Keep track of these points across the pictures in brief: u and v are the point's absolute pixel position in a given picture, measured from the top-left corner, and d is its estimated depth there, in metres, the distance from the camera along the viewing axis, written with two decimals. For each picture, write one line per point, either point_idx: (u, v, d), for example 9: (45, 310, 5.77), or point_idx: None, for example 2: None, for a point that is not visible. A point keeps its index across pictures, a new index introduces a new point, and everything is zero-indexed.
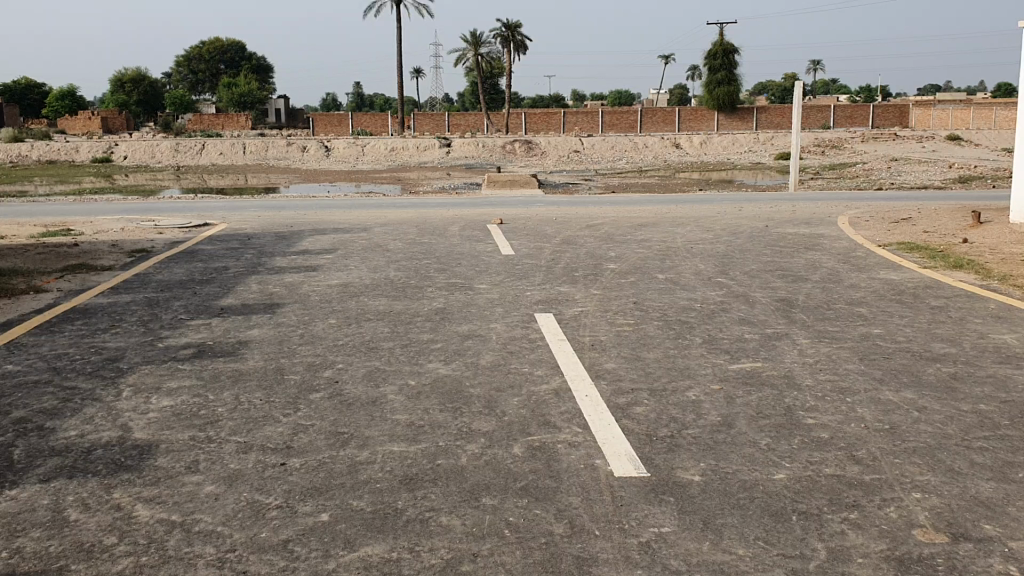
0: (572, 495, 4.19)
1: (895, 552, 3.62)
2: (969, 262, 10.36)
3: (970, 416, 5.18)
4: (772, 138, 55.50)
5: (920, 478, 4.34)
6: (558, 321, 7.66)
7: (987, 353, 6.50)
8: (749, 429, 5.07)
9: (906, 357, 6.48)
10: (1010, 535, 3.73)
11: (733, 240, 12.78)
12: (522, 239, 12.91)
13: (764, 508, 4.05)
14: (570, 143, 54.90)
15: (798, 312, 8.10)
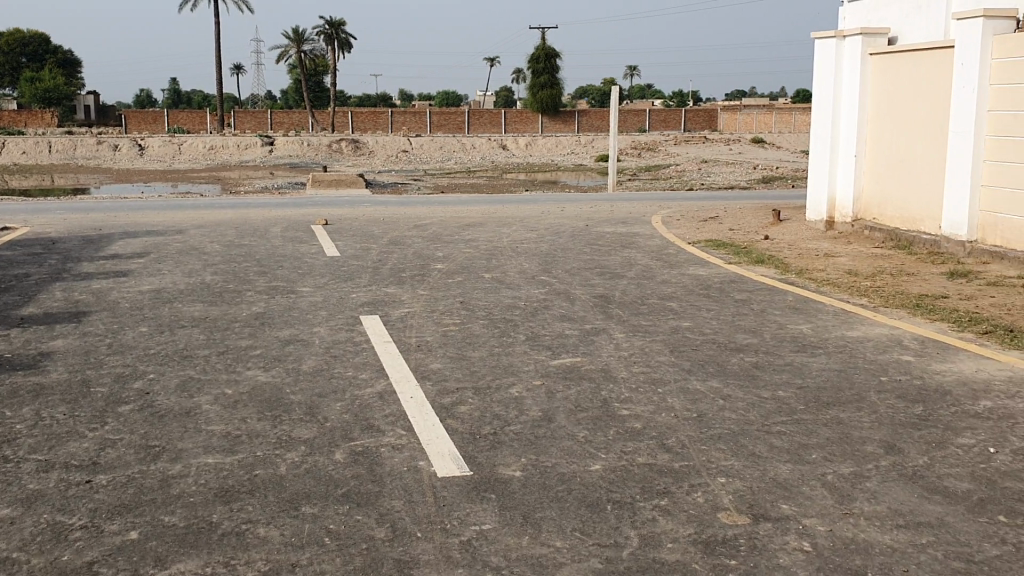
0: (394, 499, 4.18)
1: (702, 535, 3.81)
2: (770, 257, 11.03)
3: (769, 402, 5.52)
4: (594, 140, 57.21)
5: (725, 463, 4.59)
6: (383, 323, 7.61)
7: (785, 343, 6.96)
8: (568, 423, 5.21)
9: (712, 348, 6.83)
10: (804, 514, 4.00)
11: (556, 239, 13.10)
12: (347, 240, 12.77)
13: (581, 500, 4.17)
14: (398, 144, 54.69)
15: (615, 308, 8.39)
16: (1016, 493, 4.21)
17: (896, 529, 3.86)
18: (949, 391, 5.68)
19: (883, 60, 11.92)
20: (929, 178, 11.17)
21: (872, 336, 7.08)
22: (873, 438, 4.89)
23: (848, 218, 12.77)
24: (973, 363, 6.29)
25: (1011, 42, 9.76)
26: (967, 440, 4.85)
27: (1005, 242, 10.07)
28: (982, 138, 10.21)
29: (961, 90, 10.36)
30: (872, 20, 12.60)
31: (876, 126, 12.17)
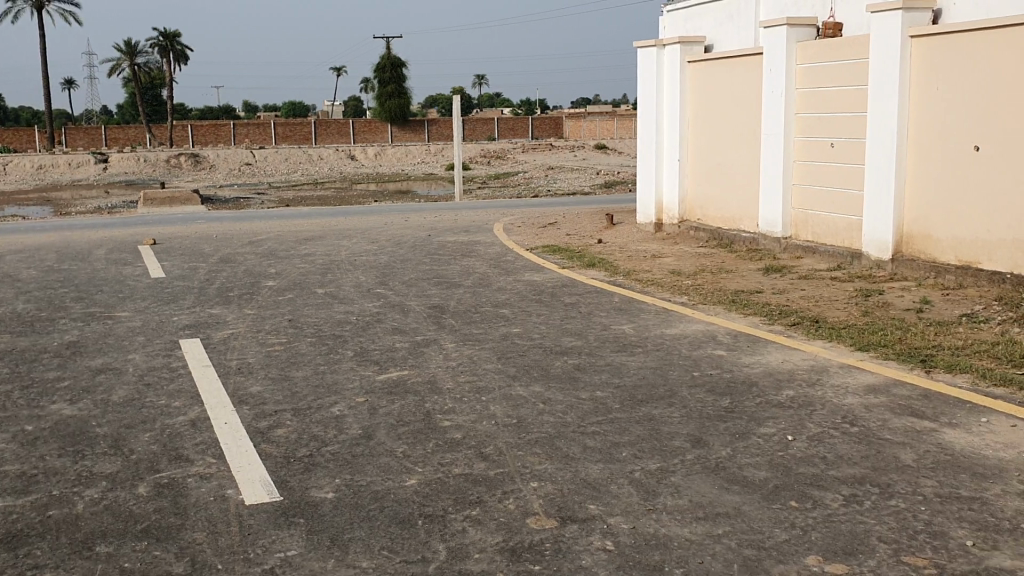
0: (196, 531, 4.02)
1: (509, 543, 3.84)
2: (601, 261, 11.28)
3: (587, 403, 5.64)
4: (442, 149, 57.35)
5: (539, 467, 4.65)
6: (204, 346, 7.36)
7: (608, 344, 7.12)
8: (387, 438, 5.15)
9: (538, 353, 6.93)
10: (609, 513, 4.10)
11: (395, 250, 13.01)
12: (175, 259, 12.29)
13: (392, 517, 4.13)
14: (241, 157, 53.18)
15: (447, 317, 8.41)
16: (807, 478, 4.43)
17: (695, 521, 4.00)
18: (755, 382, 5.96)
19: (700, 67, 12.44)
20: (745, 179, 11.71)
21: (690, 333, 7.34)
22: (681, 433, 5.06)
23: (675, 220, 13.23)
24: (780, 354, 6.62)
25: (813, 48, 10.38)
26: (768, 429, 5.08)
27: (816, 237, 10.64)
28: (791, 140, 10.80)
29: (771, 94, 10.92)
30: (688, 28, 13.13)
31: (698, 130, 12.67)
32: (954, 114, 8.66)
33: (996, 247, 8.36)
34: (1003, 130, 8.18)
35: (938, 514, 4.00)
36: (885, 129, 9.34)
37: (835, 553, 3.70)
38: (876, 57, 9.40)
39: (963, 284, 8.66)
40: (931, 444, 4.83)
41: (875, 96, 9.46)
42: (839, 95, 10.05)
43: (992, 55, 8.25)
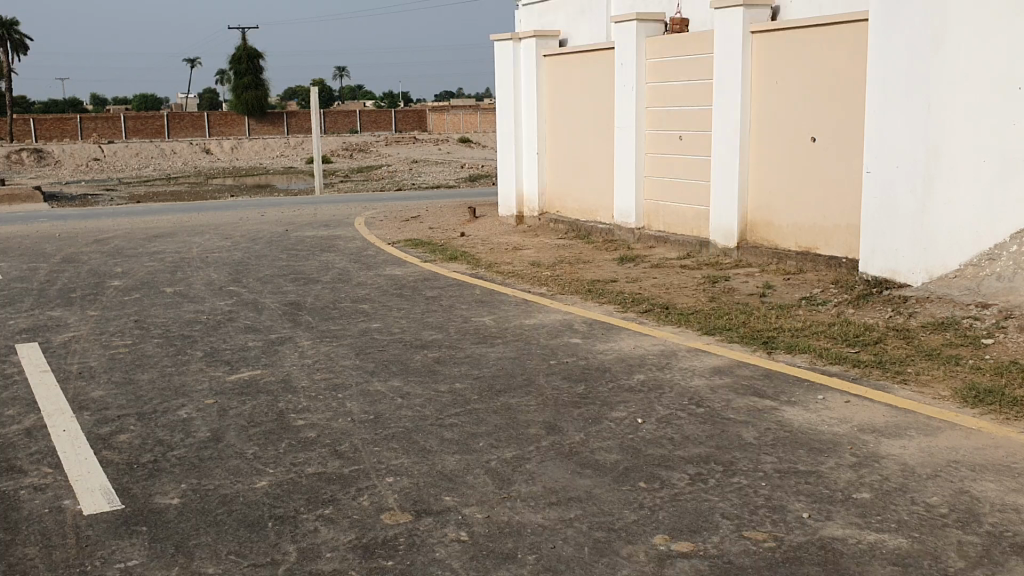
0: (28, 546, 3.80)
1: (362, 540, 3.80)
2: (462, 253, 11.30)
3: (445, 396, 5.64)
4: (302, 143, 56.15)
5: (394, 462, 4.62)
6: (42, 350, 6.97)
7: (467, 336, 7.13)
8: (238, 440, 5.01)
9: (396, 347, 6.88)
10: (463, 504, 4.11)
11: (251, 246, 12.66)
12: (13, 260, 11.61)
13: (241, 520, 4.02)
14: (88, 152, 50.66)
15: (304, 314, 8.24)
16: (656, 459, 4.56)
17: (548, 507, 4.05)
18: (609, 368, 6.09)
19: (555, 61, 12.63)
20: (600, 171, 11.97)
21: (547, 323, 7.44)
22: (537, 421, 5.12)
23: (535, 212, 13.39)
24: (633, 340, 6.79)
25: (661, 43, 10.69)
26: (620, 413, 5.21)
27: (667, 227, 10.96)
28: (642, 133, 11.10)
29: (622, 88, 11.18)
30: (544, 23, 13.32)
31: (554, 123, 12.86)
32: (793, 108, 9.10)
33: (831, 233, 8.84)
34: (836, 121, 8.65)
35: (777, 489, 4.19)
36: (729, 121, 9.72)
37: (681, 531, 3.82)
38: (719, 53, 9.77)
39: (803, 269, 9.10)
40: (772, 421, 5.05)
41: (719, 90, 9.83)
42: (686, 90, 10.40)
43: (824, 51, 8.71)
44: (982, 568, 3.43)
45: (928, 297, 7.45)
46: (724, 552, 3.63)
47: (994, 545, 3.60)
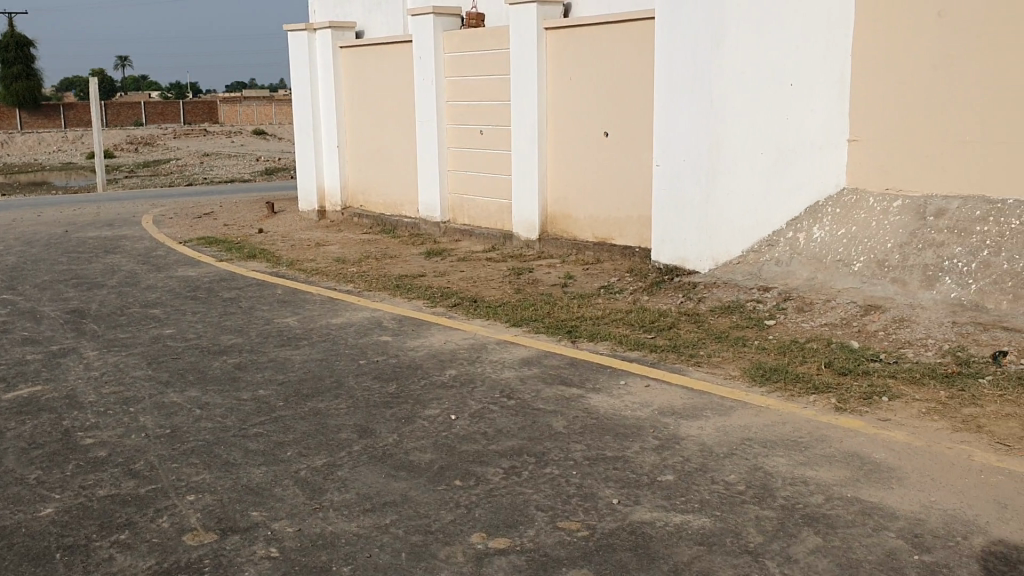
0: None
1: (164, 565, 3.56)
2: (261, 251, 10.90)
3: (248, 404, 5.39)
4: (80, 136, 52.44)
5: (196, 478, 4.37)
6: None
7: (270, 338, 6.87)
8: (18, 465, 4.58)
9: (194, 355, 6.52)
10: (273, 517, 3.94)
11: (26, 249, 11.66)
12: None
13: (24, 554, 3.67)
14: None
15: (88, 322, 7.66)
16: (470, 455, 4.55)
17: (362, 514, 3.95)
18: (419, 365, 6.04)
19: (353, 53, 12.41)
20: (402, 164, 11.88)
21: (353, 321, 7.29)
22: (347, 425, 4.99)
23: (337, 207, 13.10)
24: (442, 336, 6.76)
25: (458, 38, 10.72)
26: (432, 411, 5.17)
27: (471, 220, 11.02)
28: (443, 127, 11.10)
29: (421, 81, 11.12)
30: (342, 15, 13.06)
31: (355, 117, 12.63)
32: (586, 103, 9.37)
33: (625, 224, 9.16)
34: (627, 117, 8.99)
35: (588, 477, 4.28)
36: (526, 116, 9.88)
37: (498, 527, 3.82)
38: (514, 48, 9.89)
39: (601, 259, 9.37)
40: (579, 410, 5.16)
41: (515, 84, 9.95)
42: (484, 84, 10.48)
43: (613, 49, 9.02)
44: (779, 541, 3.64)
45: (715, 283, 7.86)
46: (540, 545, 3.66)
47: (788, 518, 3.82)
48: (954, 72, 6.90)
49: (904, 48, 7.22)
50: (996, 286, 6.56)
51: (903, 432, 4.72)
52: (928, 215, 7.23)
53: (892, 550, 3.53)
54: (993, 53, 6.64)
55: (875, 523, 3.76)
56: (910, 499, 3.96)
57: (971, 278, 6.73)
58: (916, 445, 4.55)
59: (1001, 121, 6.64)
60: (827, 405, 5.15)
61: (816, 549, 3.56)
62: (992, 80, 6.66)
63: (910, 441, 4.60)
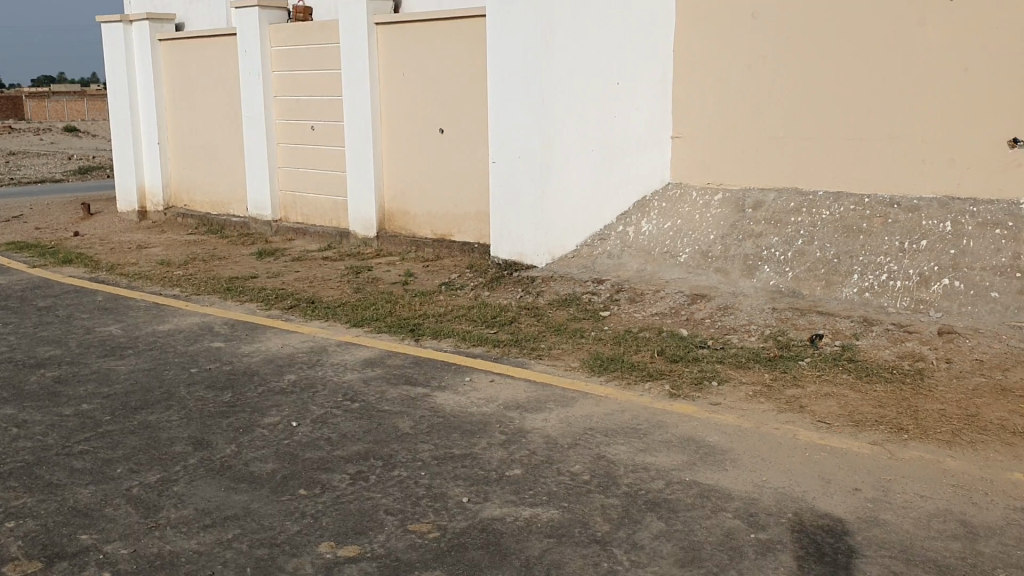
0: None
1: None
2: (78, 255, 10.25)
3: (71, 420, 5.06)
4: None
5: (15, 503, 4.05)
6: None
7: (92, 348, 6.47)
8: None
9: (7, 369, 6.06)
10: (105, 540, 3.71)
11: None
12: None
13: None
14: None
15: None
16: (314, 462, 4.44)
17: (202, 531, 3.78)
18: (256, 371, 5.84)
19: (173, 46, 11.87)
20: (230, 161, 11.45)
21: (182, 327, 6.96)
22: (181, 437, 4.77)
23: (160, 207, 12.49)
24: (279, 339, 6.57)
25: (285, 31, 10.45)
26: (272, 418, 5.01)
27: (305, 219, 10.76)
28: (272, 123, 10.79)
29: (247, 76, 10.76)
30: (165, 6, 12.52)
31: (177, 112, 12.09)
32: (419, 98, 9.33)
33: (463, 219, 9.19)
34: (460, 114, 9.03)
35: (437, 477, 4.26)
36: (358, 112, 9.72)
37: (346, 535, 3.74)
38: (343, 42, 9.72)
39: (439, 255, 9.36)
40: (424, 409, 5.13)
41: (346, 79, 9.77)
42: (315, 79, 10.24)
43: (444, 45, 9.03)
44: (625, 528, 3.74)
45: (552, 277, 7.95)
46: (391, 550, 3.62)
47: (632, 505, 3.93)
48: (768, 70, 7.53)
49: (721, 46, 7.82)
50: (809, 273, 6.98)
51: (733, 415, 4.96)
52: (746, 208, 7.72)
53: (731, 530, 3.69)
54: (803, 52, 7.31)
55: (712, 505, 3.92)
56: (743, 480, 4.16)
57: (787, 266, 7.13)
58: (745, 427, 4.78)
59: (812, 114, 7.32)
60: (662, 391, 5.34)
61: (659, 534, 3.68)
62: (803, 76, 7.33)
63: (739, 423, 4.84)
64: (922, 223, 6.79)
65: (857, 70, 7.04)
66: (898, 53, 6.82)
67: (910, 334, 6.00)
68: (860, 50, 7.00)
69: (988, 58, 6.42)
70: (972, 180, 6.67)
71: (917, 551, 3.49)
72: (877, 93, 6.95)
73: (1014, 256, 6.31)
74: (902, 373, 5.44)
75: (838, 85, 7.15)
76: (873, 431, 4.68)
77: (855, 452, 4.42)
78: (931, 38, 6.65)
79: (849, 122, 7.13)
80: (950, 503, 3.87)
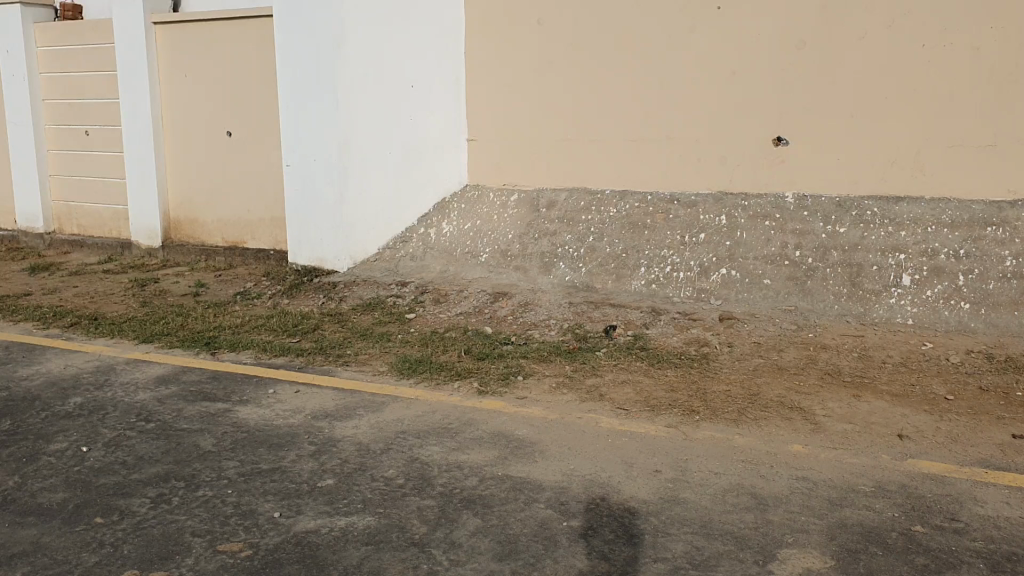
0: None
1: None
2: None
3: None
4: None
5: None
6: None
7: None
8: None
9: None
10: None
11: None
12: None
13: None
14: None
15: None
16: (110, 489, 4.17)
17: None
18: (36, 396, 5.41)
19: None
20: None
21: None
22: None
23: None
24: (62, 360, 6.12)
25: (52, 30, 9.75)
26: (58, 445, 4.66)
27: (82, 229, 10.07)
28: (41, 127, 10.03)
29: (10, 76, 9.94)
30: None
31: None
32: (207, 101, 8.96)
33: (257, 225, 8.91)
34: (251, 117, 8.77)
35: (245, 494, 4.12)
36: (136, 116, 9.19)
37: (151, 562, 3.55)
38: (118, 42, 9.14)
39: (232, 264, 9.02)
40: (227, 424, 4.94)
41: (122, 80, 9.20)
42: (88, 81, 9.62)
43: (231, 46, 8.74)
44: (442, 528, 3.76)
45: (353, 281, 7.85)
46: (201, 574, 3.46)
47: (447, 505, 3.96)
48: (556, 74, 7.72)
49: (508, 51, 7.90)
50: (601, 268, 7.29)
51: (539, 408, 5.09)
52: (541, 207, 7.92)
53: (545, 520, 3.80)
54: (589, 59, 7.55)
55: (525, 497, 4.02)
56: (553, 470, 4.28)
57: (581, 262, 7.41)
58: (551, 419, 4.93)
59: (600, 118, 7.59)
60: (470, 390, 5.40)
61: (476, 530, 3.73)
62: (590, 81, 7.58)
63: (545, 415, 4.98)
64: (700, 217, 7.25)
65: (640, 77, 7.37)
66: (675, 59, 7.22)
67: (694, 322, 6.39)
68: (641, 57, 7.34)
69: (753, 64, 6.96)
70: (744, 179, 7.16)
71: (715, 525, 3.73)
72: (659, 98, 7.32)
73: (782, 245, 6.87)
74: (690, 358, 5.78)
75: (622, 90, 7.45)
76: (668, 414, 4.96)
77: (653, 436, 4.66)
78: (705, 45, 7.10)
79: (632, 125, 7.47)
80: (741, 477, 4.15)
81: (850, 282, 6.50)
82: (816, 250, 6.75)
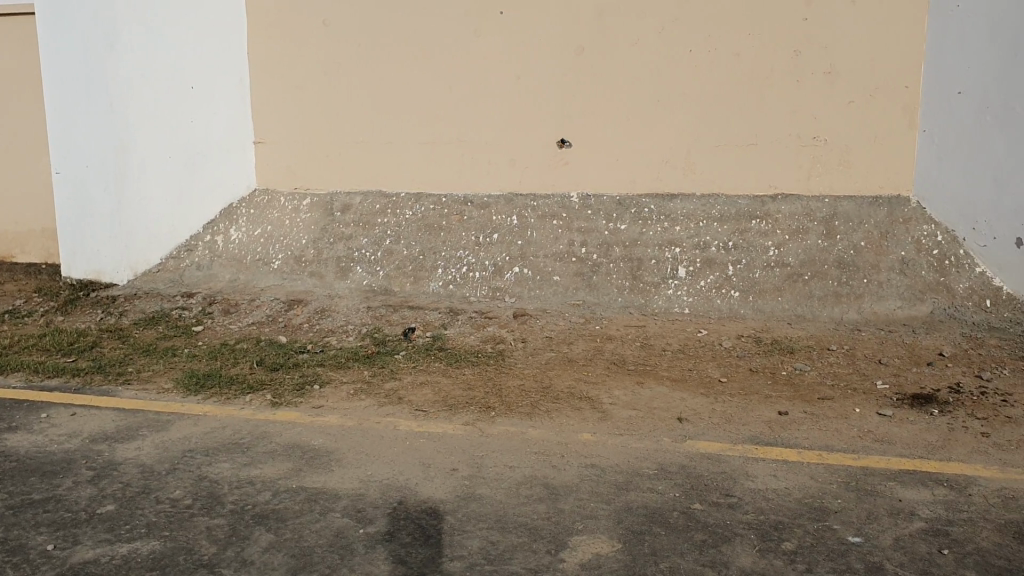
0: None
1: None
2: None
3: None
4: None
5: None
6: None
7: None
8: None
9: None
10: None
11: None
12: None
13: None
14: None
15: None
16: None
17: None
18: None
19: None
20: None
21: None
22: None
23: None
24: None
25: None
26: None
27: None
28: None
29: None
30: None
31: None
32: None
33: (27, 239, 8.31)
34: (14, 125, 8.16)
35: (14, 528, 3.82)
36: None
37: None
38: None
39: None
40: None
41: None
42: None
43: None
44: (232, 547, 3.63)
45: (135, 295, 7.48)
46: None
47: (238, 522, 3.83)
48: (344, 76, 7.58)
49: (292, 53, 7.66)
50: (398, 270, 7.30)
51: (335, 416, 5.02)
52: (335, 210, 7.75)
53: (340, 529, 3.75)
54: (378, 62, 7.48)
55: (321, 507, 3.95)
56: (349, 478, 4.23)
57: (377, 266, 7.38)
58: (348, 426, 4.87)
59: (390, 120, 7.55)
60: (264, 402, 5.26)
61: (269, 546, 3.63)
62: (378, 83, 7.52)
63: (342, 423, 4.92)
64: (492, 218, 7.37)
65: (428, 79, 7.39)
66: (460, 62, 7.30)
67: (490, 320, 6.51)
68: (428, 60, 7.36)
69: (536, 68, 7.14)
70: (532, 179, 7.35)
71: (510, 518, 3.81)
72: (446, 102, 7.38)
73: (569, 244, 7.12)
74: (486, 356, 5.87)
75: (411, 92, 7.45)
76: (465, 412, 5.01)
77: (450, 435, 4.70)
78: (489, 48, 7.22)
79: (423, 128, 7.49)
80: (533, 470, 4.26)
81: (632, 276, 6.87)
82: (600, 247, 7.04)
